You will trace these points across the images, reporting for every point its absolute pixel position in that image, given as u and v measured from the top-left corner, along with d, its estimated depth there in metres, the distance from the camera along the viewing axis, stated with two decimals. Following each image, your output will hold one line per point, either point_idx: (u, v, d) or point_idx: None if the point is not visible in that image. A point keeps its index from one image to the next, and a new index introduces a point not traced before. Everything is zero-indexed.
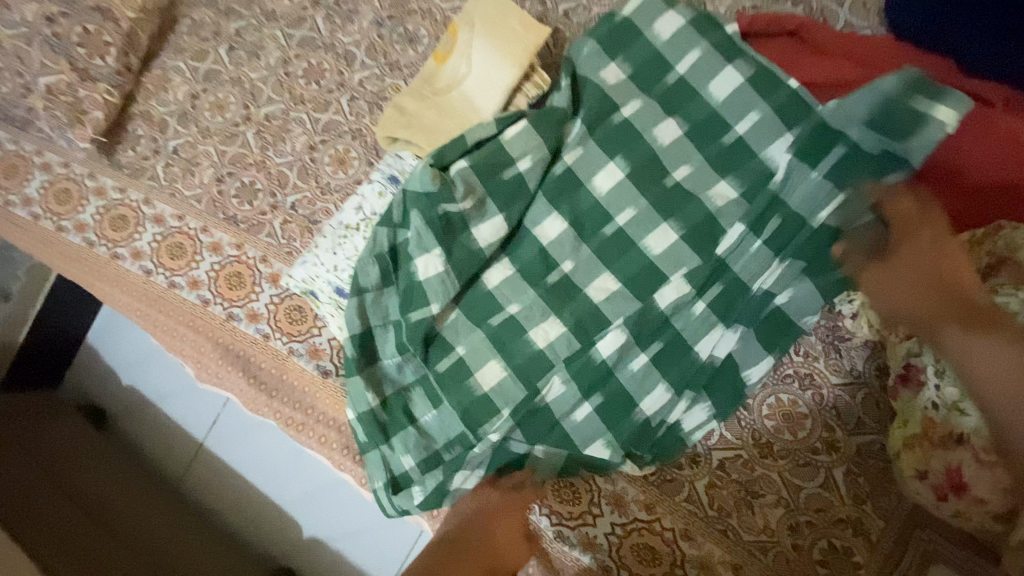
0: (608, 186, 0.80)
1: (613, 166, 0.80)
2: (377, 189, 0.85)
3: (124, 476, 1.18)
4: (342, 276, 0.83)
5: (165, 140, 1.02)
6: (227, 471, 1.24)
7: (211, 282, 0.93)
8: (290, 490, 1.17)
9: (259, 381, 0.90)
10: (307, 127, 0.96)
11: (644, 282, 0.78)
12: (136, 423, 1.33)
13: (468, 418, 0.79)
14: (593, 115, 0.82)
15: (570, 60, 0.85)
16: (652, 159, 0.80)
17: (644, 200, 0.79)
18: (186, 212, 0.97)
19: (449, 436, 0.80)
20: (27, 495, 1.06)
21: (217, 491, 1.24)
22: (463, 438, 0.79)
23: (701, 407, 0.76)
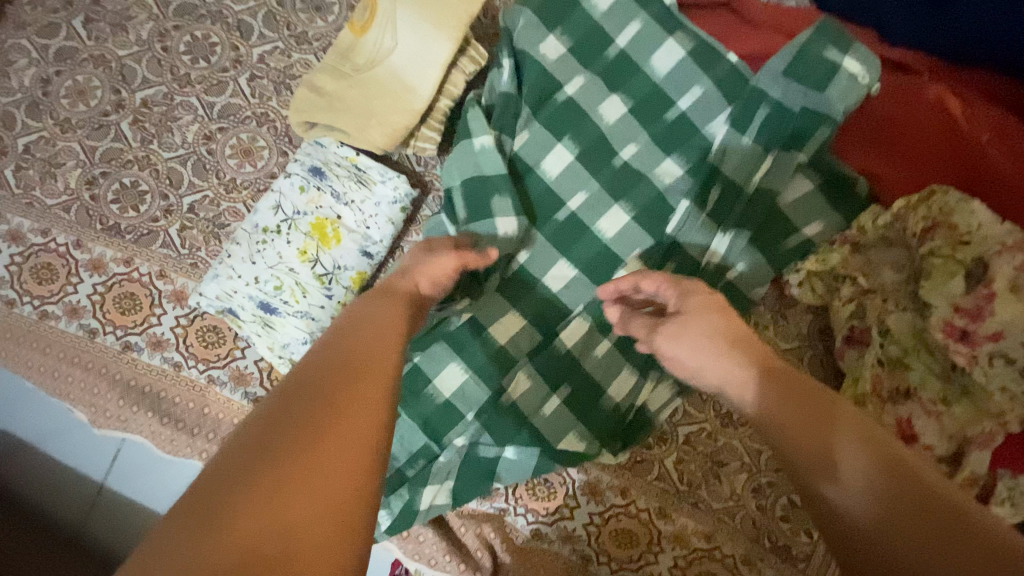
0: (558, 170, 0.77)
1: (561, 149, 0.77)
2: (298, 184, 0.74)
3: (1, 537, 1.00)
4: (265, 289, 0.72)
5: (11, 137, 0.83)
6: (133, 515, 1.08)
7: (97, 309, 0.78)
8: None
9: (173, 420, 0.76)
10: (198, 113, 0.82)
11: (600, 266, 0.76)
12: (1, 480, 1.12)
13: (431, 428, 0.74)
14: (537, 95, 0.78)
15: (506, 33, 0.79)
16: (599, 139, 0.77)
17: (594, 182, 0.76)
18: (52, 224, 0.80)
19: (410, 451, 0.74)
20: None
21: (117, 539, 1.08)
22: (425, 450, 0.74)
23: (667, 386, 0.75)
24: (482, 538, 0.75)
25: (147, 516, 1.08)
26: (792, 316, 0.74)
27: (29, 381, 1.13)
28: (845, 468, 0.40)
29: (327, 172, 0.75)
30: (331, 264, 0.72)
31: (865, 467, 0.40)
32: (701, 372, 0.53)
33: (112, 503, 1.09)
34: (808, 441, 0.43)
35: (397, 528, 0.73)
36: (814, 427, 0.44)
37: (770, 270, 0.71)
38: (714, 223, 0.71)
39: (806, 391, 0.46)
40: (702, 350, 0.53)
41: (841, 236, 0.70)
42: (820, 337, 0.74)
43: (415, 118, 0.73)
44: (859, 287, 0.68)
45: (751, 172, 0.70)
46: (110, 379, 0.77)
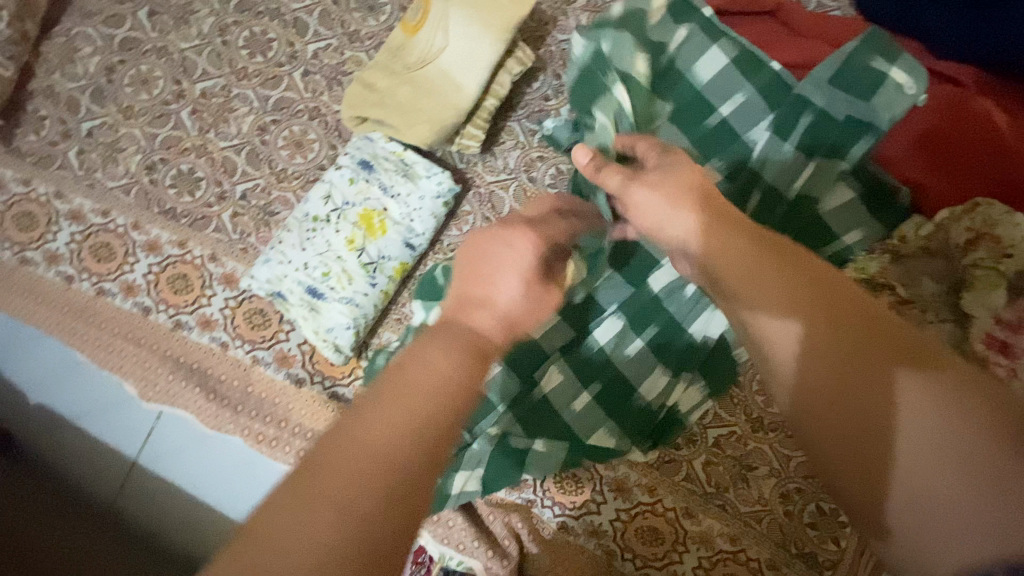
0: None
1: None
2: (348, 175, 0.77)
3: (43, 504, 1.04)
4: (313, 275, 0.75)
5: (76, 122, 0.87)
6: (166, 488, 1.13)
7: (151, 287, 0.82)
8: (237, 504, 1.09)
9: (219, 396, 0.79)
10: (254, 105, 0.85)
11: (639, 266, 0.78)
12: (48, 446, 1.17)
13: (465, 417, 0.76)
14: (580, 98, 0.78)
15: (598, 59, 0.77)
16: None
17: None
18: (112, 206, 0.84)
19: None
20: None
21: (152, 510, 1.13)
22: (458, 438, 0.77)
23: (698, 387, 0.77)
24: (510, 527, 0.77)
25: (180, 491, 1.12)
26: None
27: (76, 352, 1.18)
28: (905, 410, 0.38)
29: (375, 165, 0.77)
30: (376, 254, 0.75)
31: (929, 434, 0.37)
32: (663, 224, 0.55)
33: (147, 476, 1.13)
34: (847, 403, 0.40)
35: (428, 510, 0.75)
36: (866, 392, 0.39)
37: None
38: None
39: (855, 327, 0.41)
40: (663, 197, 0.55)
41: (881, 246, 0.70)
42: None
43: (462, 116, 0.76)
44: (899, 296, 0.67)
45: (793, 178, 0.71)
46: (160, 355, 0.81)
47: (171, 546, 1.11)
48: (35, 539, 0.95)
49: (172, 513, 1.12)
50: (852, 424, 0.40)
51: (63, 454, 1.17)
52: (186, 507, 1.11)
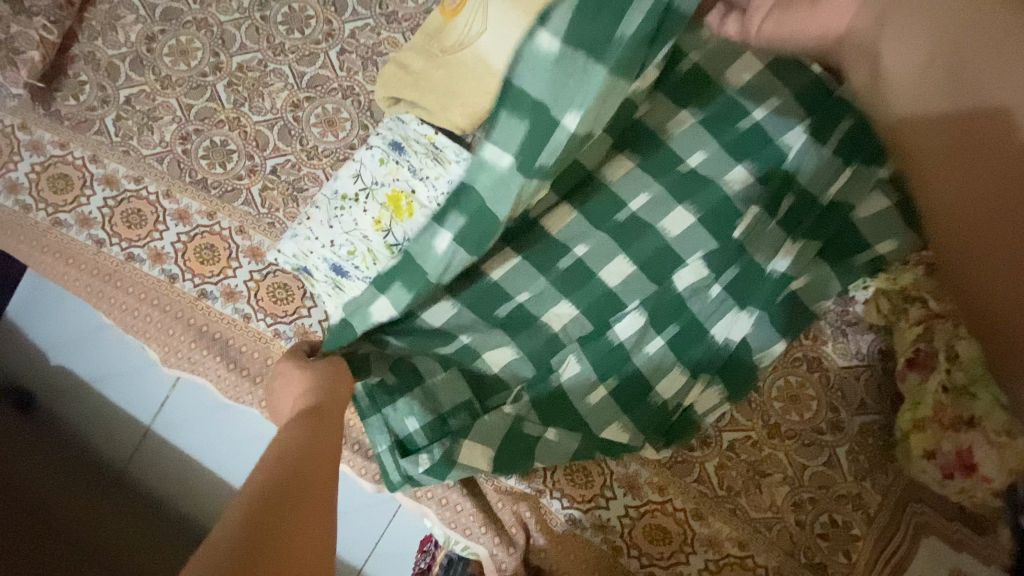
0: (620, 176, 0.77)
1: (624, 157, 0.78)
2: (378, 156, 0.77)
3: (63, 464, 1.06)
4: (339, 252, 0.75)
5: (115, 89, 0.88)
6: (179, 456, 1.15)
7: (179, 256, 0.83)
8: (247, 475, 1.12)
9: (239, 366, 0.81)
10: (289, 81, 0.86)
11: (665, 265, 0.76)
12: (70, 406, 1.20)
13: (479, 386, 0.76)
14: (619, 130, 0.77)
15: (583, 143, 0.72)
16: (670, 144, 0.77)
17: (658, 183, 0.77)
18: (145, 173, 0.85)
19: (456, 401, 0.74)
20: None
21: (163, 477, 1.15)
22: (469, 404, 0.74)
23: (716, 389, 0.76)
24: (517, 515, 0.76)
25: (192, 460, 1.14)
26: (853, 336, 0.77)
27: (104, 316, 1.20)
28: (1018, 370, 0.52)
29: (406, 147, 0.77)
30: (402, 236, 0.76)
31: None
32: None
33: (162, 443, 1.15)
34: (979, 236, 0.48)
35: (436, 473, 0.71)
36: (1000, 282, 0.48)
37: (835, 284, 0.74)
38: (783, 231, 0.74)
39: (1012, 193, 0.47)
40: None
41: (916, 257, 0.72)
42: (879, 357, 0.76)
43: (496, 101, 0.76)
44: (930, 309, 0.69)
45: (828, 184, 0.73)
46: (184, 323, 0.82)
47: (183, 515, 1.13)
48: (54, 500, 0.97)
49: (184, 481, 1.14)
50: (958, 131, 0.48)
51: (84, 415, 1.19)
52: (196, 476, 1.14)
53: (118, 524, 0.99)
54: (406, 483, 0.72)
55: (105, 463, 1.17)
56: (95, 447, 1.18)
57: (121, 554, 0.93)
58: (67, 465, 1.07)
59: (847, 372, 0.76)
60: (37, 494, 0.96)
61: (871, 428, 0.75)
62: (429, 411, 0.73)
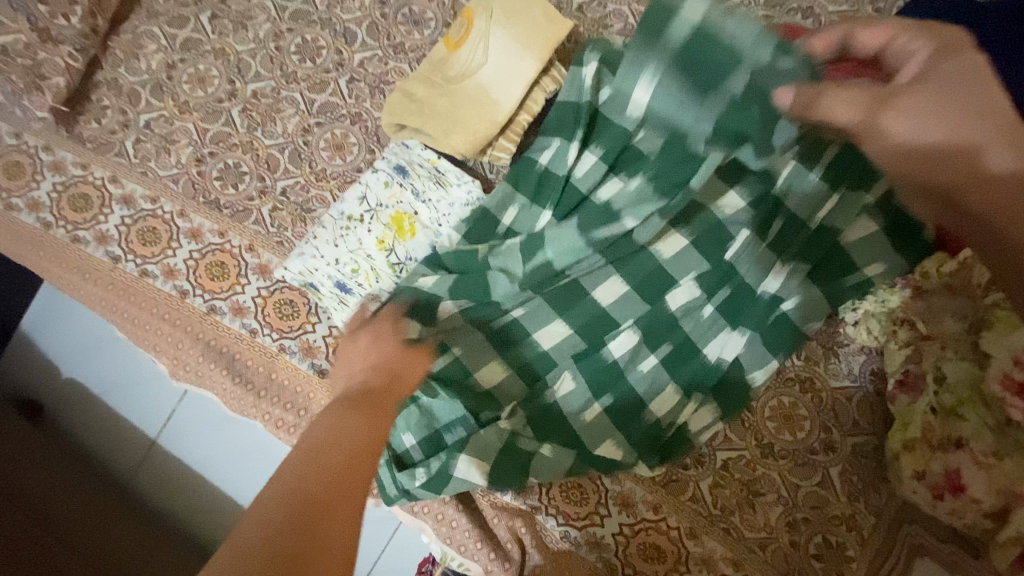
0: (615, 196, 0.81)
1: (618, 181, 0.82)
2: (383, 179, 0.81)
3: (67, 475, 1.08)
4: (344, 270, 0.78)
5: (135, 113, 0.93)
6: (183, 468, 1.16)
7: (190, 272, 0.86)
8: (247, 490, 1.13)
9: (244, 380, 0.83)
10: (300, 108, 0.90)
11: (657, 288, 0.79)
12: (78, 417, 1.23)
13: (473, 402, 0.77)
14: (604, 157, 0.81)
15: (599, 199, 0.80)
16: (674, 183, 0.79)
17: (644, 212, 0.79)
18: (161, 193, 0.89)
19: (450, 418, 0.77)
20: None
21: (168, 489, 1.17)
22: (464, 421, 0.77)
23: (709, 408, 0.77)
24: (513, 532, 0.77)
25: (195, 473, 1.16)
26: (844, 357, 0.78)
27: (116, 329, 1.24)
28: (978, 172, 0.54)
29: (410, 170, 0.81)
30: (404, 255, 0.79)
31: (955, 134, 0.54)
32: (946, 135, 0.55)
33: (166, 455, 1.17)
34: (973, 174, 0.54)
35: (431, 487, 0.74)
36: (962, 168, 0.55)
37: (827, 306, 0.75)
38: (773, 254, 0.76)
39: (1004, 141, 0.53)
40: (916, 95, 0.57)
41: (903, 280, 0.74)
42: (870, 379, 0.77)
43: (497, 128, 0.79)
44: (918, 331, 0.70)
45: (815, 209, 0.76)
46: (193, 337, 0.85)
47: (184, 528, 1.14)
48: (54, 509, 0.98)
49: (188, 495, 1.16)
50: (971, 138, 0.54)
51: (91, 427, 1.22)
52: (199, 489, 1.15)
53: (117, 536, 1.00)
54: (402, 497, 0.75)
55: (110, 475, 1.19)
56: (101, 458, 1.20)
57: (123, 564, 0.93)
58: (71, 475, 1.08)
59: (839, 394, 0.77)
60: (40, 503, 0.97)
61: (863, 449, 0.76)
62: (424, 428, 0.78)
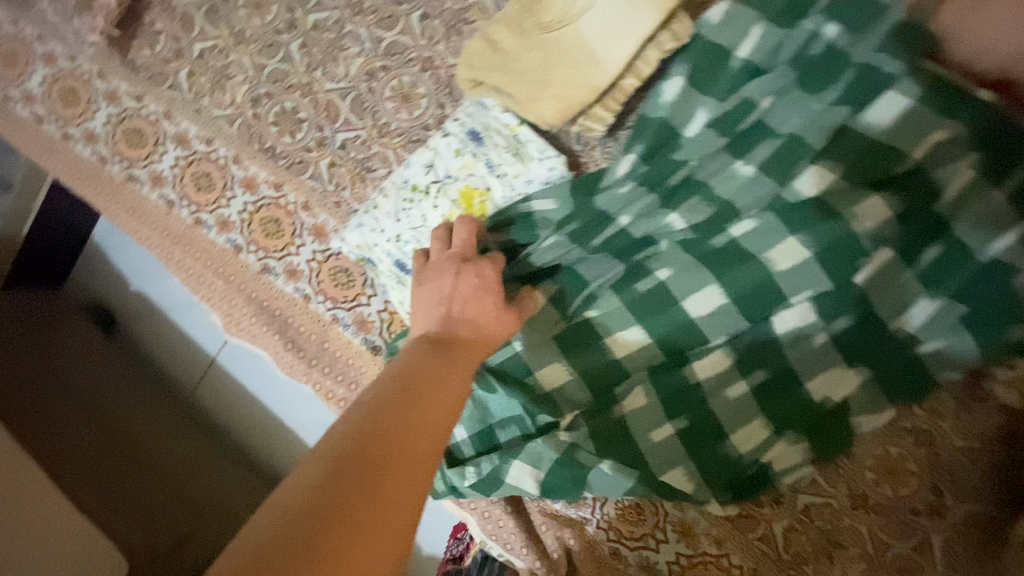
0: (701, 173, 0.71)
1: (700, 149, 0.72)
2: (454, 146, 0.71)
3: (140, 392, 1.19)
4: (404, 249, 0.71)
5: (189, 41, 0.83)
6: (235, 391, 1.21)
7: (245, 226, 0.81)
8: (292, 419, 1.16)
9: (296, 346, 0.81)
10: (365, 47, 0.79)
11: (717, 260, 0.67)
12: (143, 328, 1.29)
13: (529, 403, 0.72)
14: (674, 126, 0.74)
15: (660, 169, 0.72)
16: (729, 185, 0.69)
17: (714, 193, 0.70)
18: (215, 135, 0.82)
19: (505, 415, 0.74)
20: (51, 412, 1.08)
21: (225, 405, 1.23)
22: (520, 419, 0.73)
23: (800, 449, 0.67)
24: (561, 541, 0.74)
25: (248, 394, 1.20)
26: (977, 413, 0.68)
27: (152, 256, 1.25)
28: None
29: (485, 137, 0.70)
30: None
31: None
32: None
33: (221, 374, 1.22)
34: None
35: (480, 488, 0.72)
36: None
37: (972, 357, 0.63)
38: (919, 285, 0.63)
39: None
40: None
41: None
42: (1004, 444, 0.67)
43: (595, 94, 0.65)
44: None
45: (989, 235, 0.62)
46: (246, 296, 0.82)
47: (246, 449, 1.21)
48: (131, 424, 1.12)
49: (242, 410, 1.21)
50: None
51: (155, 340, 1.28)
52: (253, 410, 1.20)
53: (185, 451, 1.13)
54: (450, 491, 0.74)
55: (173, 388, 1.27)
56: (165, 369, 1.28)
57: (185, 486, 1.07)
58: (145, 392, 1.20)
59: (963, 454, 0.67)
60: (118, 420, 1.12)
61: (979, 521, 0.65)
62: (477, 422, 0.75)
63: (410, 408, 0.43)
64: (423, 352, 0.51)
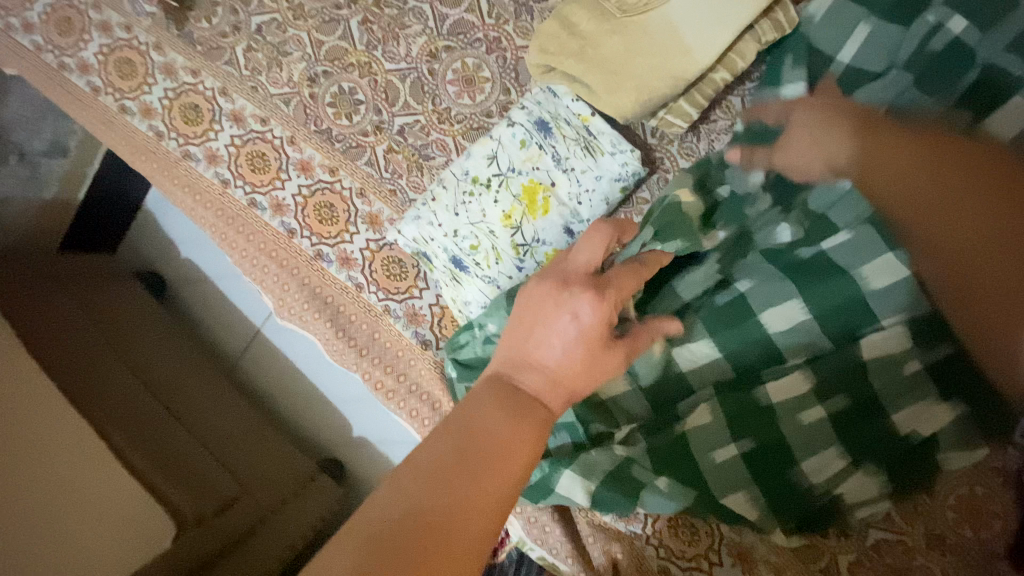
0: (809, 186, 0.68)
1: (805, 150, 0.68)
2: (520, 137, 0.66)
3: (186, 355, 1.19)
4: (461, 245, 0.68)
5: (247, 14, 0.81)
6: (279, 361, 1.24)
7: (299, 210, 0.79)
8: (339, 392, 1.19)
9: (347, 335, 0.78)
10: (428, 24, 0.74)
11: (810, 275, 0.65)
12: (193, 295, 1.32)
13: (583, 411, 0.70)
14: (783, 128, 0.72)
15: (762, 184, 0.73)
16: (830, 194, 0.67)
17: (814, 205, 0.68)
18: (271, 114, 0.79)
19: (556, 421, 0.72)
20: (97, 364, 1.04)
21: (269, 375, 1.26)
22: (572, 427, 0.71)
23: (879, 482, 0.62)
24: (608, 554, 0.71)
25: (293, 364, 1.23)
26: None
27: (196, 228, 1.31)
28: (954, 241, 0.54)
29: (554, 129, 0.65)
30: (532, 235, 0.65)
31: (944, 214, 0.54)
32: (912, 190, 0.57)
33: (268, 345, 1.25)
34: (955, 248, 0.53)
35: (528, 497, 0.69)
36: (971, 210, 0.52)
37: None
38: None
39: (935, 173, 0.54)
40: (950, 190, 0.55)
41: None
42: None
43: (679, 86, 0.60)
44: None
45: None
46: (298, 282, 0.79)
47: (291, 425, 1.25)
48: (177, 388, 1.11)
49: (287, 379, 1.24)
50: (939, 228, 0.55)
51: (205, 307, 1.30)
52: (298, 380, 1.23)
53: (229, 420, 1.12)
54: None
55: (219, 354, 1.29)
56: (211, 335, 1.30)
57: (234, 453, 1.06)
58: (192, 355, 1.20)
59: None
60: (165, 381, 1.11)
61: None
62: None
63: (464, 475, 0.37)
64: (487, 399, 0.43)
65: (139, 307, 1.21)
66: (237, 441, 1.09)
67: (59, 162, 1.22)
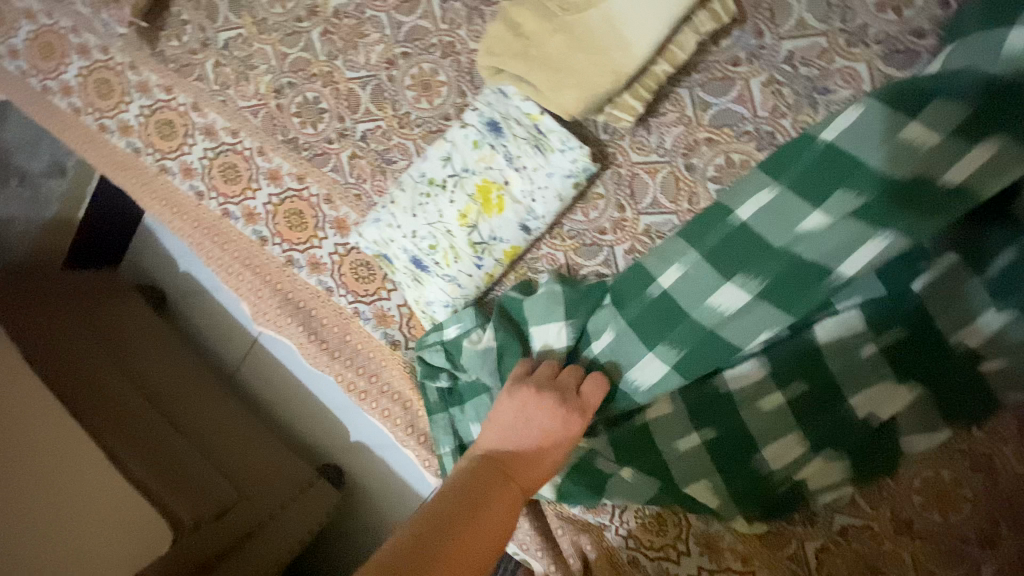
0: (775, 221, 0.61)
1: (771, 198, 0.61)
2: (472, 137, 0.67)
3: (186, 363, 1.21)
4: (421, 245, 0.70)
5: (214, 31, 0.83)
6: (273, 371, 1.27)
7: (269, 218, 0.81)
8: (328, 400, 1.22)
9: (318, 339, 0.80)
10: (386, 33, 0.76)
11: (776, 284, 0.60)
12: (191, 307, 1.34)
13: None
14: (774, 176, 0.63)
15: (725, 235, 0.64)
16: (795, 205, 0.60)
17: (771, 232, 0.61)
18: (240, 126, 0.82)
19: None
20: (95, 376, 1.06)
21: (265, 384, 1.28)
22: None
23: (840, 467, 0.62)
24: (577, 546, 0.71)
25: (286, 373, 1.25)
26: None
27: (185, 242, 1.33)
28: None
29: (505, 128, 0.66)
30: (488, 234, 0.67)
31: None
32: None
33: (264, 354, 1.28)
34: None
35: None
36: None
37: None
38: (983, 293, 0.57)
39: None
40: None
41: None
42: None
43: (619, 81, 0.61)
44: None
45: None
46: (271, 288, 0.82)
47: (288, 431, 1.26)
48: (176, 395, 1.13)
49: (281, 388, 1.26)
50: None
51: (204, 318, 1.33)
52: (291, 390, 1.25)
53: (227, 424, 1.13)
54: None
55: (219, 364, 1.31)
56: (212, 345, 1.33)
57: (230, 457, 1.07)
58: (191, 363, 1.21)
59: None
60: (162, 390, 1.12)
61: None
62: None
63: (466, 515, 0.46)
64: (476, 466, 0.53)
65: (143, 318, 1.24)
66: (234, 444, 1.09)
67: (58, 181, 1.30)
